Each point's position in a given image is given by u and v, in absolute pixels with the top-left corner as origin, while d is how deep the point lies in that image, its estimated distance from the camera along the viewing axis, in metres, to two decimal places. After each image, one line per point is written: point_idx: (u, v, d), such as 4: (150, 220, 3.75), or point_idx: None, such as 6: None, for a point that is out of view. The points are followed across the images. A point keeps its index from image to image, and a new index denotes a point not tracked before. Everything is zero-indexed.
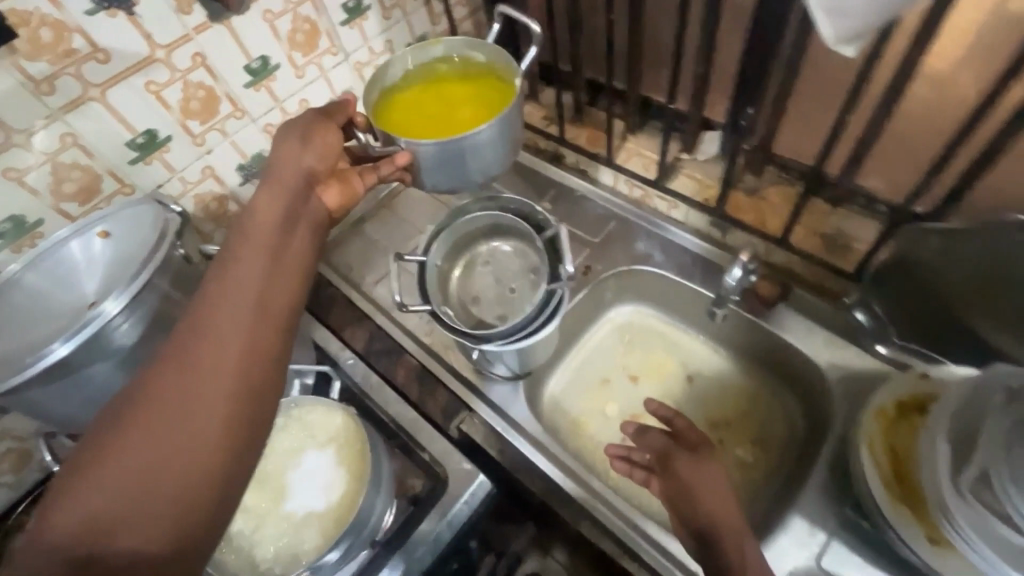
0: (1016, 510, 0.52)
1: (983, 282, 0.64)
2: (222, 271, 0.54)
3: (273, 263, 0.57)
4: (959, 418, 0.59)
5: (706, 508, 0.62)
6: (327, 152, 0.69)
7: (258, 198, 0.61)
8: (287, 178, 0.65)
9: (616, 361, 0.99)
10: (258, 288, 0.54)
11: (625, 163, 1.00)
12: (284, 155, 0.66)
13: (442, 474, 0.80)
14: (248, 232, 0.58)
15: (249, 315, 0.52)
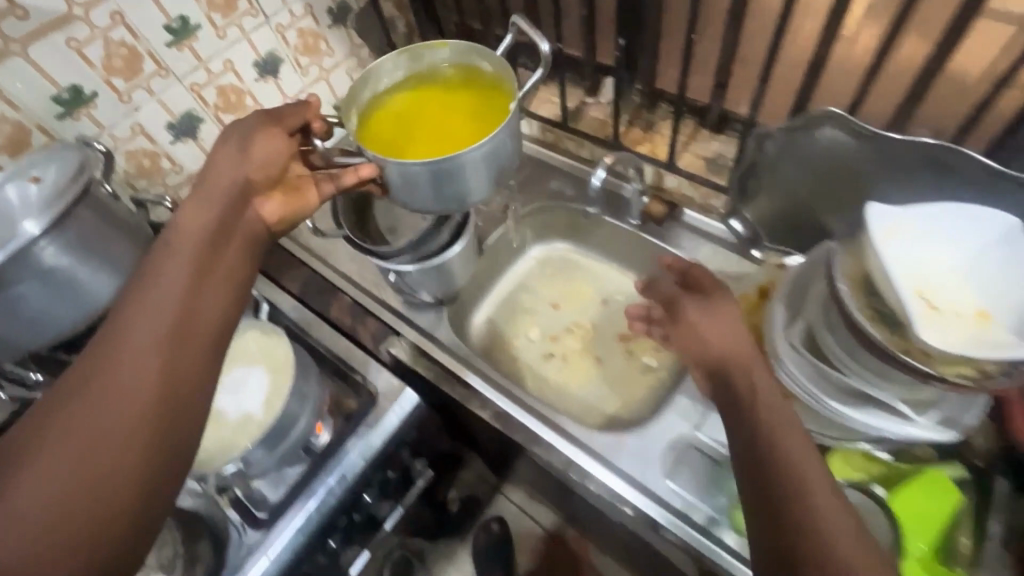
0: (827, 347, 0.62)
1: (822, 175, 0.74)
2: (137, 290, 0.51)
3: (197, 279, 0.53)
4: (798, 289, 0.69)
5: (716, 340, 0.58)
6: (271, 158, 0.66)
7: (185, 210, 0.58)
8: (221, 187, 0.61)
9: (539, 292, 1.07)
10: (174, 308, 0.50)
11: (536, 110, 1.09)
12: (218, 164, 0.62)
13: (372, 390, 0.87)
14: (170, 249, 0.55)
15: (163, 338, 0.48)
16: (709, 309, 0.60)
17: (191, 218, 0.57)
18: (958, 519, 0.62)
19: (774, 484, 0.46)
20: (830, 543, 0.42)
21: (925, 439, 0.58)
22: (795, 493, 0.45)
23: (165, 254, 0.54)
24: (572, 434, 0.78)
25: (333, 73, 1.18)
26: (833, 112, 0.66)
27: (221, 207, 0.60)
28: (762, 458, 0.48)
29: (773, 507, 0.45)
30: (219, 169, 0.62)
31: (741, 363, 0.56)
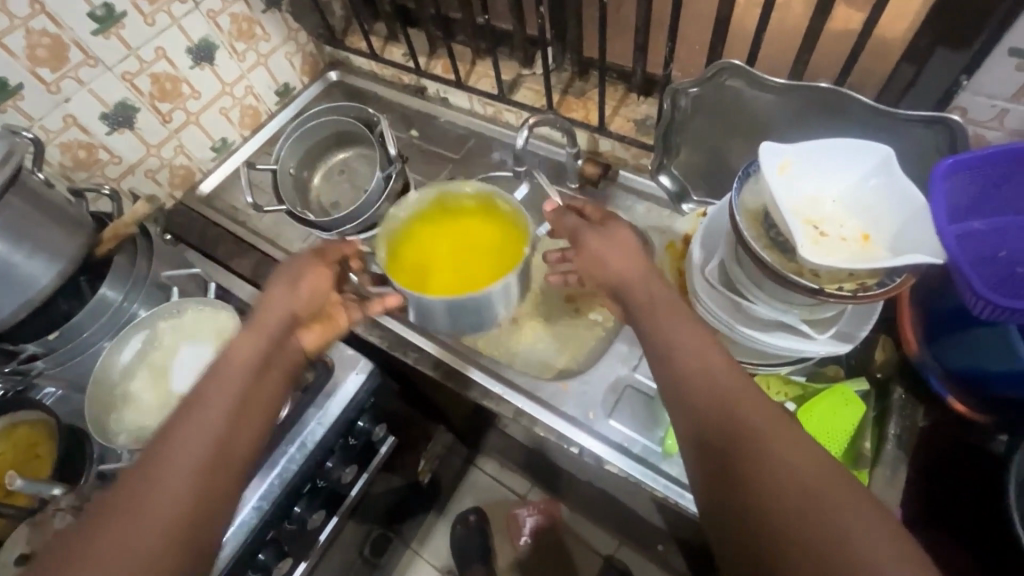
0: (737, 278, 0.68)
1: (733, 126, 0.80)
2: (182, 423, 0.52)
3: (234, 420, 0.54)
4: (713, 230, 0.75)
5: (616, 264, 0.63)
6: (316, 296, 0.67)
7: (234, 344, 0.59)
8: (272, 324, 0.61)
9: None
10: (211, 455, 0.51)
11: (474, 85, 1.12)
12: (274, 299, 0.63)
13: (328, 360, 0.90)
14: (215, 385, 0.55)
15: (195, 481, 0.49)
16: (623, 242, 0.65)
17: (241, 355, 0.58)
18: (861, 426, 0.69)
19: (694, 377, 0.53)
20: (745, 403, 0.50)
21: (825, 351, 0.64)
22: (711, 374, 0.52)
23: (212, 390, 0.55)
24: (519, 384, 0.83)
25: (272, 57, 1.19)
26: (733, 63, 0.71)
27: (269, 342, 0.60)
28: (680, 362, 0.54)
29: (695, 392, 0.52)
30: (272, 303, 0.63)
31: (642, 286, 0.61)
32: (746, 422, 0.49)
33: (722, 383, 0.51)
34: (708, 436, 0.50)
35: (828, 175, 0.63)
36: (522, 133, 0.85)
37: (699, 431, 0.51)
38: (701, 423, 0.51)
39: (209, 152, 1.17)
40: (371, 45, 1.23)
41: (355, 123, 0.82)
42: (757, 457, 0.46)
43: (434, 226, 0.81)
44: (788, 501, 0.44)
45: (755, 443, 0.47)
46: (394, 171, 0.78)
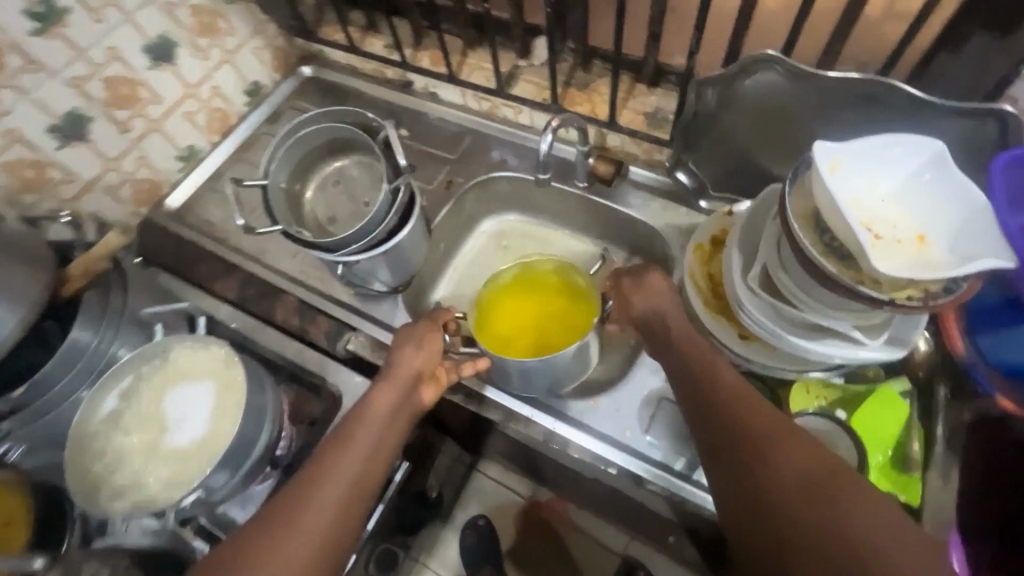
0: (784, 285, 0.65)
1: (760, 120, 0.75)
2: (340, 446, 0.60)
3: (373, 456, 0.61)
4: (746, 231, 0.71)
5: (644, 304, 0.70)
6: (435, 356, 0.71)
7: (377, 392, 0.66)
8: (410, 371, 0.68)
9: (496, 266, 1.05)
10: (351, 484, 0.57)
11: (468, 78, 1.04)
12: (407, 353, 0.70)
13: (335, 390, 0.83)
14: (360, 423, 0.63)
15: (341, 502, 0.56)
16: (657, 284, 0.71)
17: (380, 404, 0.65)
18: (905, 428, 0.67)
19: (708, 389, 0.59)
20: (745, 408, 0.56)
21: (878, 358, 0.61)
22: (723, 387, 0.59)
23: (359, 428, 0.62)
24: (549, 404, 0.78)
25: (239, 53, 1.08)
26: (769, 54, 0.67)
27: (402, 395, 0.67)
28: (692, 379, 0.61)
29: (709, 403, 0.58)
30: (405, 355, 0.69)
31: (666, 322, 0.68)
32: (754, 424, 0.55)
33: (731, 395, 0.58)
34: (723, 442, 0.56)
35: (884, 175, 0.60)
36: (545, 137, 0.79)
37: (714, 436, 0.57)
38: (715, 429, 0.57)
39: (174, 161, 1.05)
40: (349, 36, 1.13)
41: (353, 130, 0.73)
42: (767, 455, 0.52)
43: (521, 298, 0.83)
44: (794, 491, 0.49)
45: (764, 444, 0.53)
46: (402, 184, 0.71)
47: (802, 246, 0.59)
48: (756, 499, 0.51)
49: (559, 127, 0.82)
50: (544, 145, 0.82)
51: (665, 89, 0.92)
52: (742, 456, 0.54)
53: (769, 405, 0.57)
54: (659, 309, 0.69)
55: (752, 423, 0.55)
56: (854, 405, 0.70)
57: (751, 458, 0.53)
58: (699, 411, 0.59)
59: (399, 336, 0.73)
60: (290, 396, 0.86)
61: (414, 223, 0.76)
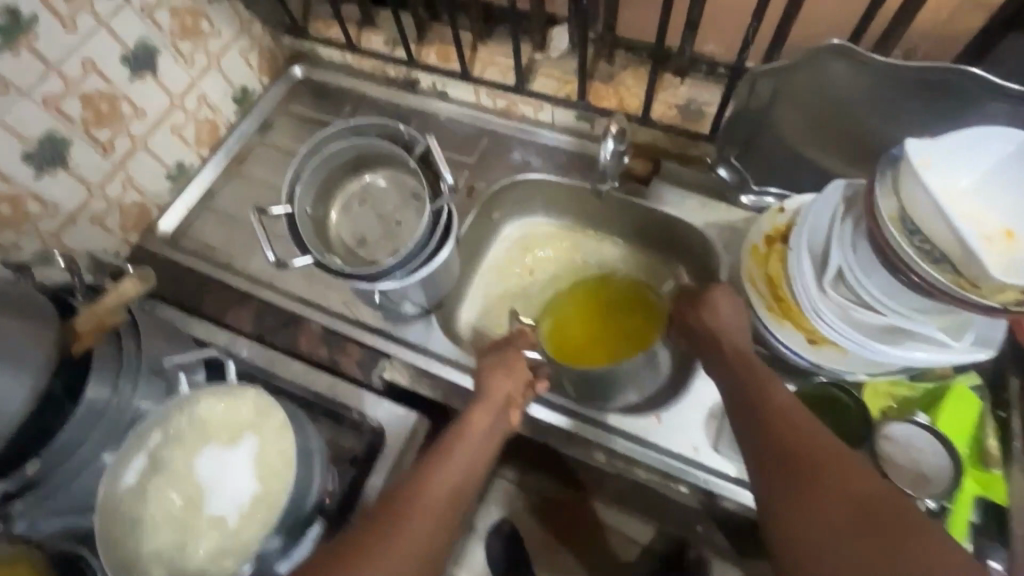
0: (864, 291, 0.62)
1: (816, 111, 0.73)
2: (441, 460, 0.64)
3: (467, 473, 0.65)
4: (811, 232, 0.68)
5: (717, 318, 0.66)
6: (525, 381, 0.73)
7: (474, 416, 0.69)
8: (501, 397, 0.71)
9: (523, 270, 0.98)
10: (449, 496, 0.61)
11: (481, 75, 0.97)
12: (499, 377, 0.72)
13: (376, 424, 0.78)
14: (460, 442, 0.66)
15: (441, 514, 0.60)
16: (725, 305, 0.68)
17: (476, 427, 0.68)
18: (980, 421, 0.67)
19: (759, 404, 0.59)
20: (796, 433, 0.54)
21: (963, 361, 0.60)
22: (774, 405, 0.58)
23: (461, 445, 0.66)
24: (610, 426, 0.74)
25: (225, 56, 0.98)
26: (839, 43, 0.63)
27: (494, 419, 0.69)
28: (746, 393, 0.60)
29: (758, 420, 0.58)
30: (498, 380, 0.72)
31: (736, 336, 0.65)
32: (803, 444, 0.54)
33: (783, 415, 0.57)
34: (769, 459, 0.55)
35: (974, 170, 0.57)
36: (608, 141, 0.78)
37: (760, 454, 0.56)
38: (764, 447, 0.56)
39: (164, 181, 0.96)
40: (344, 32, 1.03)
41: (384, 144, 0.66)
42: (817, 477, 0.51)
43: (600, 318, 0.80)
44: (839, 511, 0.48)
45: (812, 463, 0.52)
46: (446, 205, 0.67)
47: (895, 250, 0.56)
48: (798, 515, 0.50)
49: (617, 131, 0.80)
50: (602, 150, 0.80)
51: (698, 78, 0.88)
52: (788, 476, 0.52)
53: (820, 431, 0.55)
54: (720, 328, 0.66)
55: (803, 444, 0.54)
56: (926, 402, 0.69)
57: (800, 477, 0.52)
58: (749, 426, 0.58)
59: (487, 355, 0.74)
60: (326, 433, 0.80)
61: (456, 241, 0.70)
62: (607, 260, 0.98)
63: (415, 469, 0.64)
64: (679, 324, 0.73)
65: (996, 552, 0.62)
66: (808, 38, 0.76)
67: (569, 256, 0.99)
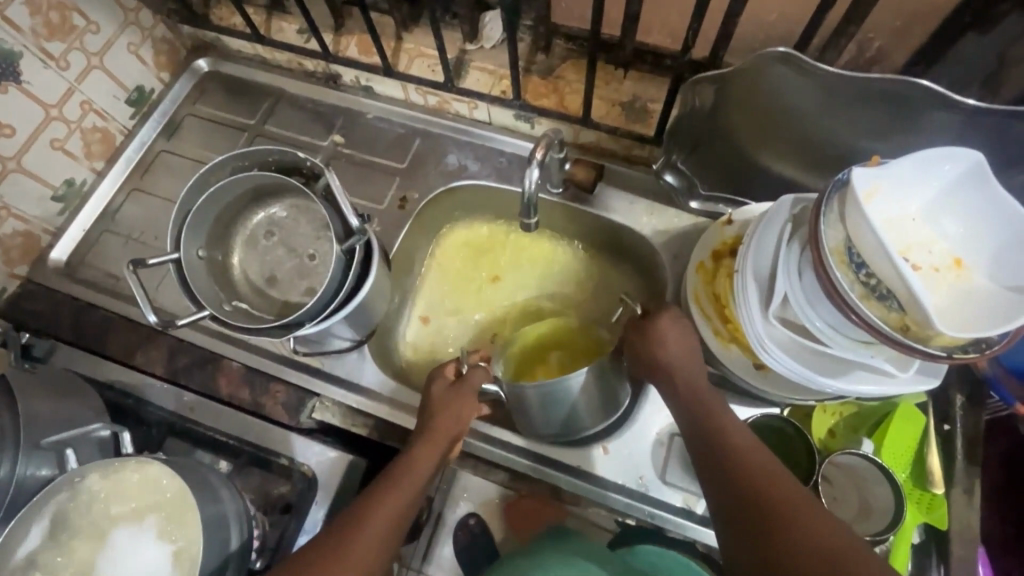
0: (809, 323, 0.58)
1: (764, 117, 0.67)
2: (380, 496, 0.58)
3: (412, 505, 0.60)
4: (757, 253, 0.63)
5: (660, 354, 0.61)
6: (471, 412, 0.68)
7: (421, 449, 0.63)
8: (452, 429, 0.66)
9: (465, 277, 0.91)
10: (382, 538, 0.56)
11: (408, 69, 0.87)
12: (450, 404, 0.66)
13: (308, 470, 0.73)
14: (405, 474, 0.61)
15: (378, 550, 0.55)
16: (673, 333, 0.63)
17: (423, 460, 0.62)
18: (924, 439, 0.65)
19: (721, 444, 0.54)
20: (758, 468, 0.51)
21: (908, 390, 0.58)
22: (736, 445, 0.54)
23: (405, 476, 0.61)
24: (559, 460, 0.73)
25: (109, 53, 0.85)
26: (782, 50, 0.57)
27: (443, 453, 0.64)
28: (709, 430, 0.56)
29: (720, 462, 0.53)
30: (451, 408, 0.66)
31: (680, 370, 0.62)
32: (771, 487, 0.49)
33: (745, 455, 0.53)
34: (732, 504, 0.50)
35: (920, 195, 0.53)
36: (531, 170, 0.67)
37: (723, 500, 0.51)
38: (727, 491, 0.51)
39: (51, 204, 0.84)
40: (250, 19, 0.91)
41: (281, 176, 0.58)
42: (787, 519, 0.46)
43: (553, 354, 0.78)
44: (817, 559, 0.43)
45: (782, 507, 0.47)
46: (357, 244, 0.58)
47: (838, 286, 0.52)
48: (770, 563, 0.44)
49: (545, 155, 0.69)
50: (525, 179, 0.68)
51: (642, 72, 0.80)
52: (756, 522, 0.47)
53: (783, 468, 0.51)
54: (666, 360, 0.62)
55: (770, 485, 0.49)
56: (873, 421, 0.67)
57: (768, 521, 0.47)
58: (710, 468, 0.54)
59: (434, 379, 0.69)
60: (253, 481, 0.74)
61: (375, 278, 0.63)
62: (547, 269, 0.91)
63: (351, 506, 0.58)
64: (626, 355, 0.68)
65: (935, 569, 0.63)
66: (755, 35, 0.70)
67: (507, 267, 0.92)
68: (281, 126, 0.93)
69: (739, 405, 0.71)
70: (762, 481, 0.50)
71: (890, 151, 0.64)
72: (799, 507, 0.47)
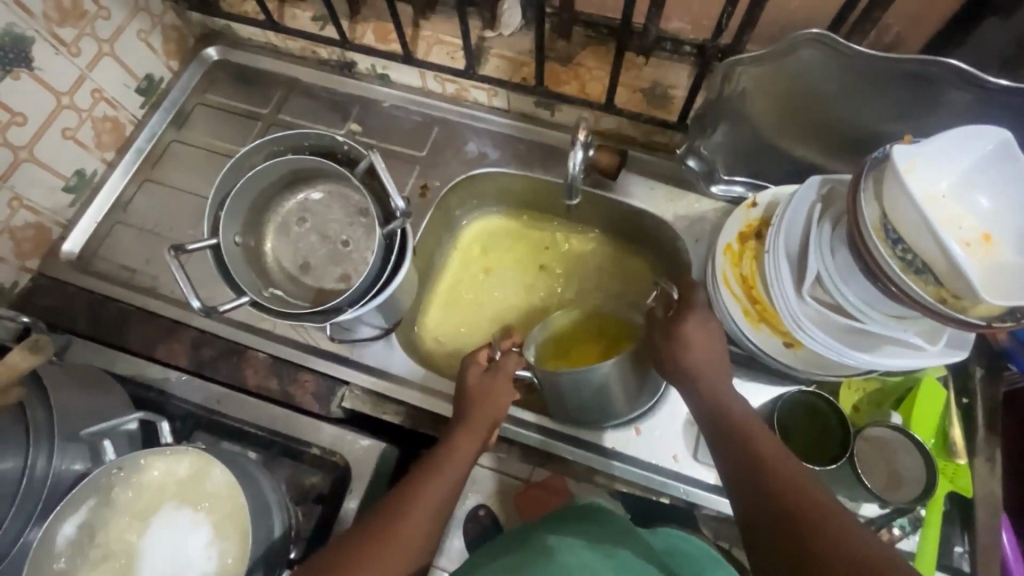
0: (842, 297, 0.60)
1: (790, 102, 0.69)
2: (420, 485, 0.58)
3: (453, 493, 0.60)
4: (787, 232, 0.65)
5: (694, 339, 0.62)
6: (503, 400, 0.65)
7: (461, 436, 0.63)
8: (490, 415, 0.64)
9: (463, 261, 0.92)
10: (423, 526, 0.56)
11: (426, 57, 0.87)
12: (487, 389, 0.65)
13: (341, 458, 0.72)
14: (445, 461, 0.61)
15: (419, 539, 0.55)
16: (700, 334, 0.62)
17: (462, 450, 0.62)
18: (945, 411, 0.68)
19: (750, 450, 0.54)
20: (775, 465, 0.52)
21: (937, 363, 0.60)
22: (764, 450, 0.54)
23: (447, 463, 0.61)
24: (586, 442, 0.75)
25: (120, 40, 0.83)
26: (817, 32, 0.58)
27: (481, 441, 0.64)
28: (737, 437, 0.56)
29: (744, 455, 0.54)
30: (483, 400, 0.65)
31: (715, 353, 0.63)
32: (793, 491, 0.49)
33: (771, 458, 0.53)
34: (762, 508, 0.50)
35: (950, 172, 0.55)
36: (576, 151, 0.69)
37: (746, 491, 0.52)
38: (752, 484, 0.52)
39: (62, 195, 0.82)
40: (262, 6, 0.90)
41: (321, 161, 0.58)
42: (816, 524, 0.46)
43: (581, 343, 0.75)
44: (846, 563, 0.42)
45: (808, 512, 0.47)
46: (399, 228, 0.58)
47: (877, 261, 0.53)
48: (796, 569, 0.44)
49: (586, 137, 0.70)
50: (569, 162, 0.71)
51: (662, 59, 0.81)
52: (782, 529, 0.47)
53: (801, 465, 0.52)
54: (692, 362, 0.61)
55: (792, 489, 0.49)
56: (897, 395, 0.69)
57: (797, 526, 0.47)
58: (738, 475, 0.54)
59: (468, 366, 0.68)
60: (284, 472, 0.74)
61: (412, 263, 0.63)
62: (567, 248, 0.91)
63: (392, 493, 0.58)
64: (651, 355, 0.66)
65: (959, 537, 0.66)
66: (778, 21, 0.71)
67: (526, 250, 0.92)
68: (295, 115, 0.92)
69: (766, 383, 0.73)
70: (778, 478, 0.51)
71: (909, 133, 0.66)
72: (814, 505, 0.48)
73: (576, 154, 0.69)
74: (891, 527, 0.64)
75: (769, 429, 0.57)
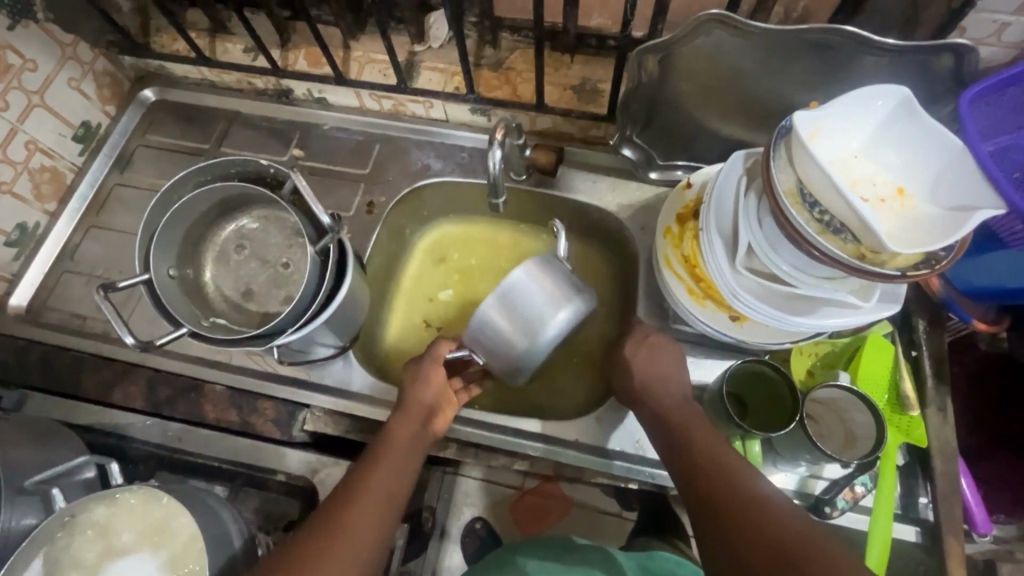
0: (776, 267, 0.61)
1: (708, 83, 0.71)
2: (367, 473, 0.59)
3: (405, 479, 0.60)
4: (716, 210, 0.66)
5: (641, 367, 0.65)
6: (437, 386, 0.66)
7: (400, 424, 0.63)
8: (425, 404, 0.64)
9: (403, 274, 0.92)
10: (373, 511, 0.56)
11: (359, 77, 0.88)
12: (418, 380, 0.65)
13: (308, 481, 0.73)
14: (391, 448, 0.61)
15: (375, 525, 0.55)
16: (638, 359, 0.66)
17: (403, 435, 0.62)
18: (894, 366, 0.69)
19: (681, 452, 0.59)
20: (696, 449, 0.58)
21: (875, 319, 0.61)
22: (692, 452, 0.58)
23: (389, 457, 0.60)
24: (554, 438, 0.75)
25: (50, 91, 0.82)
26: (714, 13, 0.61)
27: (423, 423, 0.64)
28: (672, 441, 0.60)
29: (677, 445, 0.59)
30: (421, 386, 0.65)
31: (656, 373, 0.65)
32: (711, 469, 0.55)
33: (693, 444, 0.58)
34: (695, 509, 0.55)
35: (858, 132, 0.57)
36: (493, 151, 0.69)
37: (682, 477, 0.57)
38: (687, 470, 0.57)
39: (3, 249, 0.82)
40: (192, 44, 0.90)
41: (245, 186, 0.59)
42: (736, 524, 0.50)
43: None
44: (754, 529, 0.49)
45: (724, 489, 0.53)
46: (330, 243, 0.59)
47: (796, 226, 0.54)
48: (723, 538, 0.51)
49: (504, 137, 0.71)
50: (489, 162, 0.70)
51: (588, 55, 0.83)
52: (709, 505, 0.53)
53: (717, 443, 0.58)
54: (638, 385, 0.65)
55: (710, 470, 0.55)
56: (846, 355, 0.70)
57: (722, 527, 0.51)
58: (676, 466, 0.59)
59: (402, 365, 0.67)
60: (253, 502, 0.74)
61: (349, 278, 0.63)
62: (480, 269, 0.92)
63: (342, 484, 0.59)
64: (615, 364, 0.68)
65: (923, 488, 0.67)
66: (689, 7, 0.73)
67: (473, 245, 0.94)
68: (236, 146, 0.92)
69: (721, 358, 0.75)
70: (700, 459, 0.56)
71: (824, 99, 0.68)
72: (726, 480, 0.54)
73: (495, 153, 0.68)
74: (853, 485, 0.64)
75: (695, 413, 0.62)
